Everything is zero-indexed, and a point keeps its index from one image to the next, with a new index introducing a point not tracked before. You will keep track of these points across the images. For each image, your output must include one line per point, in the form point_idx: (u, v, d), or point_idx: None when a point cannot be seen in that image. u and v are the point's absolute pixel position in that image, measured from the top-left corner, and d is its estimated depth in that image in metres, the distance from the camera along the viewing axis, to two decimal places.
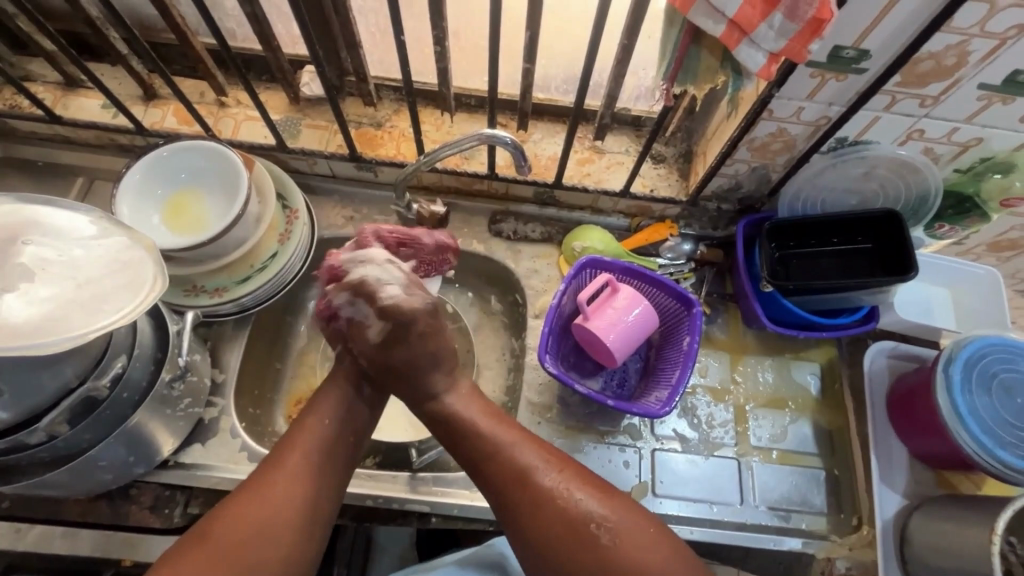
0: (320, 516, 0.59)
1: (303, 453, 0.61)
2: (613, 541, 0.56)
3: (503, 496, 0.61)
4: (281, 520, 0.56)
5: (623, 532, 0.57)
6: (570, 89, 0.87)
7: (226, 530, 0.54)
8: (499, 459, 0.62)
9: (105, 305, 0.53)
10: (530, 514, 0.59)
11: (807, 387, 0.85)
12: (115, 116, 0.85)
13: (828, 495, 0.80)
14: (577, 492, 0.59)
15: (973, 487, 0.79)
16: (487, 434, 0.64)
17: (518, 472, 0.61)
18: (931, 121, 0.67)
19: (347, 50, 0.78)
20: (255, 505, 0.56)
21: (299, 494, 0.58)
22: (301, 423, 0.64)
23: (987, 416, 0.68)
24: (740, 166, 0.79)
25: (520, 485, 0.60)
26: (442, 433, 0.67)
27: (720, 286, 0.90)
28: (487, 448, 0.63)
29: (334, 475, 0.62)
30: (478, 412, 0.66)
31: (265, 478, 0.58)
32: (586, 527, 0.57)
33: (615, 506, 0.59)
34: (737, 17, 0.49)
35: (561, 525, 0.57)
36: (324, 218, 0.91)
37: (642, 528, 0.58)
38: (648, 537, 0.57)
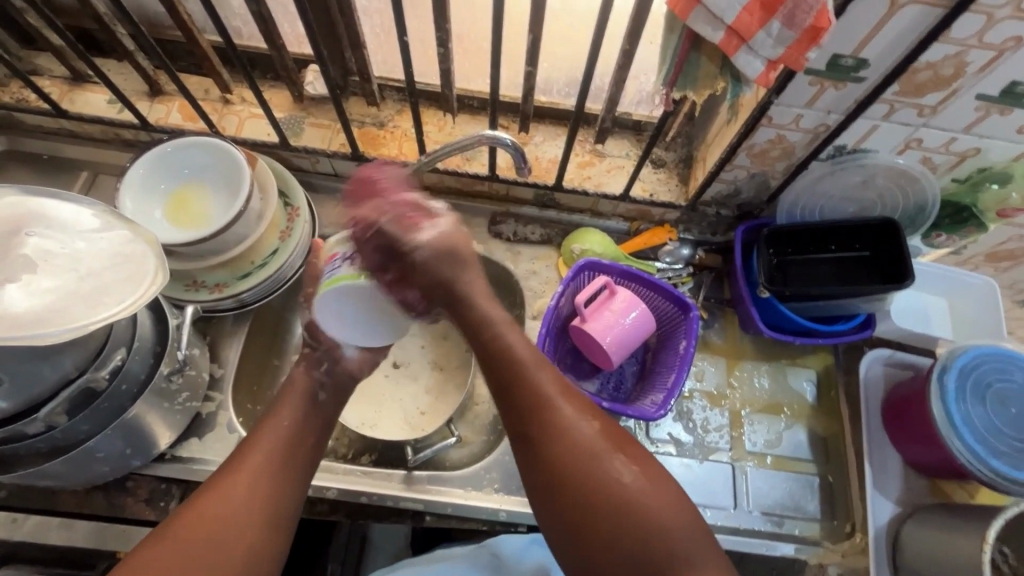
0: (283, 514, 0.56)
1: (269, 450, 0.59)
2: (628, 488, 0.52)
3: (524, 426, 0.57)
4: (242, 513, 0.53)
5: (638, 484, 0.52)
6: (572, 92, 0.88)
7: (188, 521, 0.52)
8: (523, 386, 0.59)
9: (105, 298, 0.53)
10: (549, 445, 0.55)
11: (803, 394, 0.85)
12: (120, 111, 0.86)
13: (822, 502, 0.80)
14: (597, 438, 0.55)
15: (966, 496, 0.79)
16: (523, 357, 0.60)
17: (542, 402, 0.57)
18: (929, 131, 0.67)
19: (351, 50, 0.79)
20: (219, 495, 0.54)
21: (260, 493, 0.55)
22: (263, 428, 0.62)
23: (981, 425, 0.69)
24: (739, 172, 0.80)
25: (543, 415, 0.57)
26: (478, 351, 0.64)
27: (717, 291, 0.90)
28: (514, 371, 0.60)
29: (297, 475, 0.59)
30: (515, 336, 0.62)
31: (231, 472, 0.56)
32: (601, 473, 0.53)
33: (635, 459, 0.54)
34: (736, 25, 0.50)
35: (575, 464, 0.54)
36: (325, 215, 0.92)
37: (660, 485, 0.53)
38: (665, 492, 0.52)
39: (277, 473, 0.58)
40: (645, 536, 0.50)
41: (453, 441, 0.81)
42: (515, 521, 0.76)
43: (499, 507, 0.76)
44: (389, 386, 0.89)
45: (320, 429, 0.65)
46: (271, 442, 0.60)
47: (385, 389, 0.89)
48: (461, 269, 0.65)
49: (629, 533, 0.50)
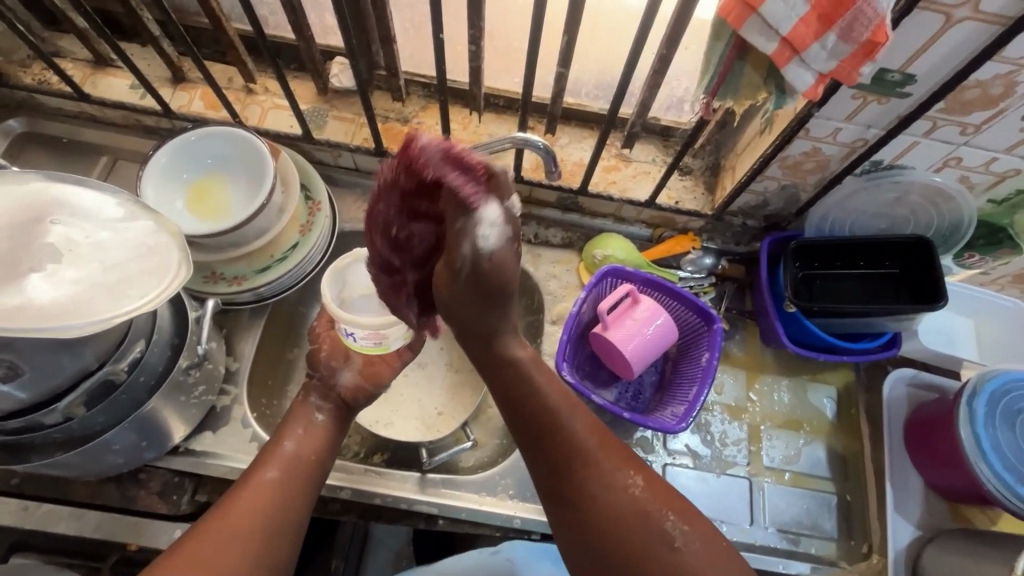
0: (289, 533, 0.57)
1: (276, 470, 0.60)
2: (683, 549, 0.51)
3: (564, 483, 0.56)
4: (254, 528, 0.54)
5: (692, 543, 0.52)
6: (601, 95, 0.86)
7: (204, 540, 0.52)
8: (560, 437, 0.57)
9: (131, 290, 0.52)
10: (598, 504, 0.54)
11: (822, 410, 0.84)
12: (142, 97, 0.85)
13: (839, 521, 0.79)
14: (645, 494, 0.54)
15: (987, 522, 0.78)
16: (556, 405, 0.59)
17: (583, 458, 0.56)
18: (970, 150, 0.66)
19: (381, 44, 0.78)
20: (231, 514, 0.55)
21: (270, 512, 0.56)
22: (270, 448, 0.62)
23: (1009, 451, 0.68)
24: (769, 184, 0.78)
25: (587, 472, 0.55)
26: (507, 401, 0.62)
27: (739, 303, 0.89)
28: (544, 422, 0.58)
29: (305, 487, 0.60)
30: (550, 385, 0.60)
31: (238, 495, 0.56)
32: (654, 533, 0.52)
33: (686, 515, 0.53)
34: (790, 36, 0.49)
35: (627, 524, 0.52)
36: (345, 211, 0.90)
37: (711, 542, 0.52)
38: (718, 549, 0.52)
39: (285, 493, 0.58)
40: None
41: (468, 444, 0.82)
42: (529, 528, 0.75)
43: (513, 514, 0.75)
44: (403, 387, 0.88)
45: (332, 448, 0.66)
46: (280, 463, 0.61)
47: (399, 389, 0.88)
48: (490, 302, 0.56)
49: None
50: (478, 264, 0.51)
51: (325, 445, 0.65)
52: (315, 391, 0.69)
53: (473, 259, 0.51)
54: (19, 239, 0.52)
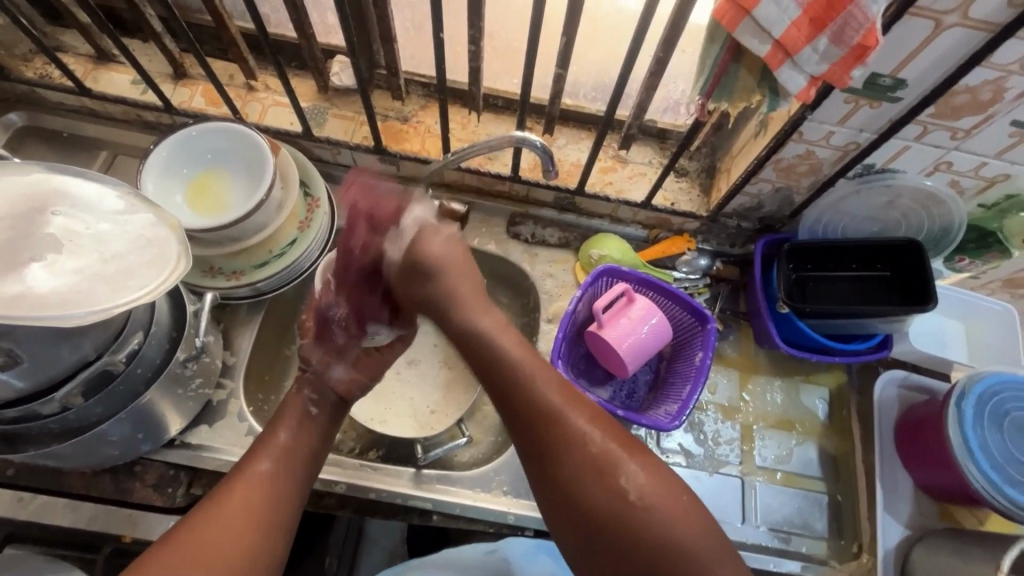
0: (281, 524, 0.57)
1: (265, 461, 0.60)
2: (642, 494, 0.51)
3: (530, 435, 0.56)
4: (248, 521, 0.55)
5: (650, 487, 0.52)
6: (598, 97, 0.88)
7: (198, 536, 0.52)
8: (527, 393, 0.57)
9: (131, 280, 0.53)
10: (560, 453, 0.54)
11: (814, 411, 0.85)
12: (143, 93, 0.86)
13: (830, 520, 0.80)
14: (606, 441, 0.54)
15: (975, 523, 0.79)
16: (521, 362, 0.59)
17: (546, 411, 0.56)
18: (960, 154, 0.67)
19: (382, 43, 0.79)
20: (225, 509, 0.55)
21: (264, 505, 0.56)
22: (259, 442, 0.63)
23: (997, 452, 0.69)
24: (764, 186, 0.79)
25: (549, 423, 0.55)
26: (477, 361, 0.62)
27: (734, 304, 0.90)
28: (510, 380, 0.58)
29: (297, 478, 0.61)
30: (512, 344, 0.61)
31: (228, 490, 0.56)
32: (613, 478, 0.52)
33: (646, 463, 0.54)
34: (784, 39, 0.50)
35: (588, 471, 0.53)
36: (343, 208, 0.91)
37: (671, 487, 0.52)
38: (679, 495, 0.52)
39: (277, 484, 0.59)
40: (659, 539, 0.50)
41: (462, 441, 0.82)
42: (523, 524, 0.76)
43: (507, 510, 0.75)
44: (399, 384, 0.89)
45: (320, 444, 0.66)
46: (270, 454, 0.61)
47: (395, 386, 0.88)
48: (437, 286, 0.66)
49: (646, 537, 0.50)
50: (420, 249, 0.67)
51: (318, 439, 0.66)
52: (304, 386, 0.69)
53: (417, 239, 0.68)
54: (20, 229, 0.52)
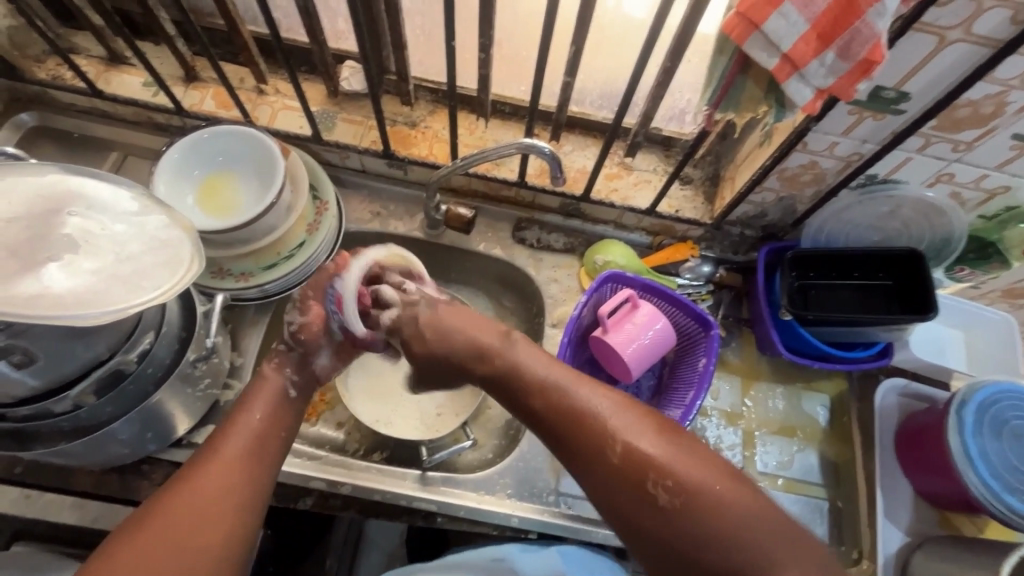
0: (251, 506, 0.56)
1: (235, 442, 0.59)
2: (683, 486, 0.50)
3: (566, 446, 0.56)
4: (222, 503, 0.54)
5: (689, 475, 0.51)
6: (605, 104, 0.89)
7: (170, 517, 0.52)
8: (564, 407, 0.57)
9: (145, 281, 0.54)
10: (595, 460, 0.54)
11: (815, 418, 0.86)
12: (155, 95, 0.87)
13: (830, 526, 0.80)
14: (638, 436, 0.53)
15: (974, 530, 0.79)
16: (545, 375, 0.60)
17: (579, 414, 0.56)
18: (962, 166, 0.68)
19: (393, 49, 0.80)
20: (194, 492, 0.54)
21: (236, 486, 0.56)
22: (230, 420, 0.62)
23: (996, 460, 0.70)
24: (767, 195, 0.80)
25: (584, 425, 0.55)
26: (507, 379, 0.62)
27: (736, 311, 0.91)
28: (546, 397, 0.58)
29: (269, 460, 0.60)
30: (537, 357, 0.62)
31: (198, 473, 0.55)
32: (648, 475, 0.51)
33: (682, 451, 0.52)
34: (791, 53, 0.51)
35: (625, 473, 0.52)
36: (351, 212, 0.92)
37: (712, 474, 0.51)
38: (723, 480, 0.50)
39: (249, 463, 0.58)
40: (709, 531, 0.48)
41: (468, 444, 0.83)
42: (526, 527, 0.76)
43: (511, 513, 0.76)
44: (403, 387, 0.89)
45: (290, 425, 0.65)
46: (240, 433, 0.60)
47: (400, 389, 0.89)
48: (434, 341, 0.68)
49: (696, 533, 0.49)
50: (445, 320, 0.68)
51: (292, 422, 0.66)
52: (287, 361, 0.68)
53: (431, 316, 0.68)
54: (36, 228, 0.53)
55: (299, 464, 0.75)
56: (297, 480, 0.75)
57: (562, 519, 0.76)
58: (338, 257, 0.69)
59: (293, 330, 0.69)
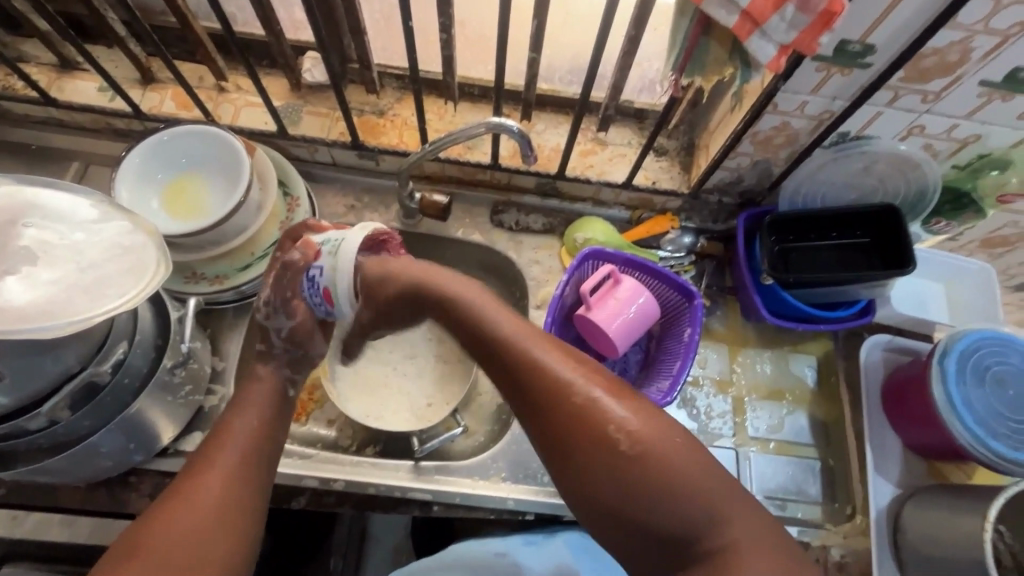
0: (255, 511, 0.57)
1: (231, 452, 0.59)
2: (643, 442, 0.52)
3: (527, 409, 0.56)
4: (218, 517, 0.54)
5: (649, 436, 0.52)
6: (574, 80, 0.88)
7: (166, 534, 0.52)
8: (535, 377, 0.56)
9: (109, 289, 0.52)
10: (560, 424, 0.54)
11: (804, 379, 0.86)
12: (112, 99, 0.84)
13: (823, 485, 0.81)
14: (602, 395, 0.55)
15: (962, 477, 0.81)
16: (511, 331, 0.60)
17: (546, 381, 0.55)
18: (932, 117, 0.68)
19: (351, 36, 0.78)
20: (192, 505, 0.54)
21: (234, 496, 0.56)
22: (224, 427, 0.62)
23: (980, 407, 0.70)
24: (742, 160, 0.79)
25: (552, 395, 0.55)
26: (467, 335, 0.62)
27: (719, 280, 0.91)
28: (514, 363, 0.57)
29: (267, 467, 0.61)
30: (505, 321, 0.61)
31: (197, 485, 0.56)
32: (608, 429, 0.53)
33: (640, 412, 0.54)
34: (750, 9, 0.50)
35: (588, 432, 0.53)
36: (325, 206, 0.90)
37: (670, 441, 0.53)
38: (680, 448, 0.52)
39: (248, 471, 0.59)
40: (664, 493, 0.50)
41: (458, 432, 0.83)
42: (523, 509, 0.76)
43: (507, 496, 0.76)
44: (392, 380, 0.88)
45: (285, 422, 0.66)
46: (234, 443, 0.60)
47: (389, 383, 0.88)
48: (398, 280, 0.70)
49: (656, 494, 0.51)
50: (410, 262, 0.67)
51: (284, 421, 0.65)
52: (281, 365, 0.68)
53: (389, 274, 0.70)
54: None
55: (290, 464, 0.74)
56: (289, 480, 0.74)
57: (557, 498, 0.76)
58: (303, 246, 0.67)
59: (283, 334, 0.68)
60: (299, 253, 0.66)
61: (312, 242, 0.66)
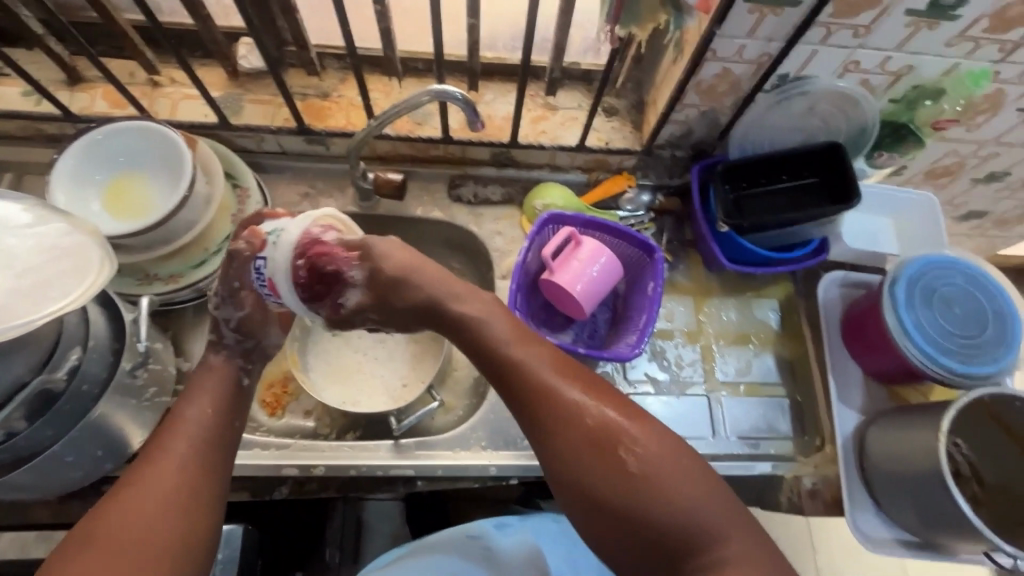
0: (208, 497, 0.56)
1: (184, 444, 0.58)
2: (649, 463, 0.53)
3: (535, 426, 0.57)
4: (168, 512, 0.53)
5: (654, 457, 0.54)
6: (518, 46, 0.87)
7: (115, 530, 0.51)
8: (541, 392, 0.58)
9: (51, 290, 0.51)
10: (565, 440, 0.55)
11: (768, 322, 0.89)
12: (39, 104, 0.80)
13: (793, 421, 0.84)
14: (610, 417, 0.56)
15: (921, 397, 0.85)
16: (519, 350, 0.61)
17: (551, 396, 0.57)
18: (865, 52, 0.69)
19: (284, 16, 0.76)
20: (140, 492, 0.54)
21: (182, 481, 0.56)
22: (177, 417, 0.61)
23: (930, 327, 0.74)
24: (690, 111, 0.80)
25: (558, 410, 0.56)
26: (472, 346, 0.64)
27: (679, 234, 0.92)
28: (522, 378, 0.59)
29: (223, 455, 0.60)
30: (510, 333, 0.62)
31: (146, 474, 0.55)
32: (616, 446, 0.54)
33: (650, 433, 0.55)
34: None
35: (594, 447, 0.54)
36: (279, 196, 0.89)
37: (672, 460, 0.54)
38: (681, 466, 0.54)
39: (200, 460, 0.58)
40: (668, 509, 0.52)
41: (435, 406, 0.83)
42: (506, 474, 0.77)
43: (489, 462, 0.77)
44: (366, 365, 0.88)
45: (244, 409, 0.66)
46: (185, 430, 0.59)
47: (364, 367, 0.88)
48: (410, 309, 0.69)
49: (656, 511, 0.52)
50: (387, 261, 0.67)
51: (238, 410, 0.65)
52: (234, 356, 0.67)
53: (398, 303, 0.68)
54: None
55: (268, 455, 0.74)
56: (269, 471, 0.74)
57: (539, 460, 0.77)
58: (250, 235, 0.66)
59: (233, 326, 0.68)
60: (246, 242, 0.66)
61: (259, 232, 0.65)
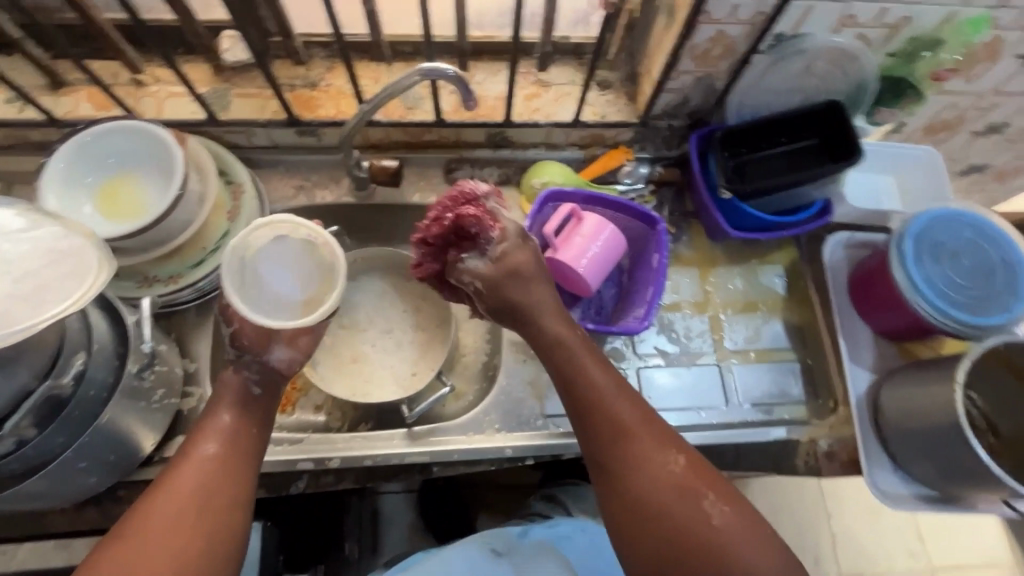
0: (228, 504, 0.54)
1: (213, 452, 0.57)
2: (725, 527, 0.54)
3: (613, 468, 0.57)
4: (193, 522, 0.52)
5: (732, 524, 0.54)
6: (506, 22, 0.85)
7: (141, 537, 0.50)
8: (623, 436, 0.58)
9: (52, 293, 0.50)
10: (646, 488, 0.56)
11: (774, 288, 0.88)
12: (22, 110, 0.79)
13: (805, 385, 0.84)
14: (691, 475, 0.56)
15: (932, 352, 0.84)
16: (603, 389, 0.61)
17: (635, 442, 0.57)
18: (861, 4, 0.68)
19: (266, 6, 0.74)
20: (166, 497, 0.53)
21: (205, 486, 0.54)
22: (200, 426, 0.60)
23: (938, 280, 0.73)
24: (685, 78, 0.79)
25: (640, 457, 0.57)
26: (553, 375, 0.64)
27: (680, 205, 0.91)
28: (605, 417, 0.59)
29: (250, 460, 0.59)
30: (597, 373, 0.62)
31: (169, 476, 0.54)
32: (696, 505, 0.55)
33: (729, 500, 0.55)
34: None
35: (674, 500, 0.55)
36: (273, 191, 0.88)
37: (747, 528, 0.54)
38: (755, 534, 0.54)
39: (223, 466, 0.56)
40: None
41: (445, 391, 0.82)
42: (521, 455, 0.77)
43: (504, 445, 0.76)
44: (373, 355, 0.87)
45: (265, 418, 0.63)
46: (212, 436, 0.58)
47: (371, 358, 0.87)
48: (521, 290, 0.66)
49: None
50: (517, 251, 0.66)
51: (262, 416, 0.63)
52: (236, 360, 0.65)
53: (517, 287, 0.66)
54: None
55: (281, 450, 0.74)
56: (283, 466, 0.74)
57: (553, 439, 0.77)
58: None
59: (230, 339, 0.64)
60: None
61: None
